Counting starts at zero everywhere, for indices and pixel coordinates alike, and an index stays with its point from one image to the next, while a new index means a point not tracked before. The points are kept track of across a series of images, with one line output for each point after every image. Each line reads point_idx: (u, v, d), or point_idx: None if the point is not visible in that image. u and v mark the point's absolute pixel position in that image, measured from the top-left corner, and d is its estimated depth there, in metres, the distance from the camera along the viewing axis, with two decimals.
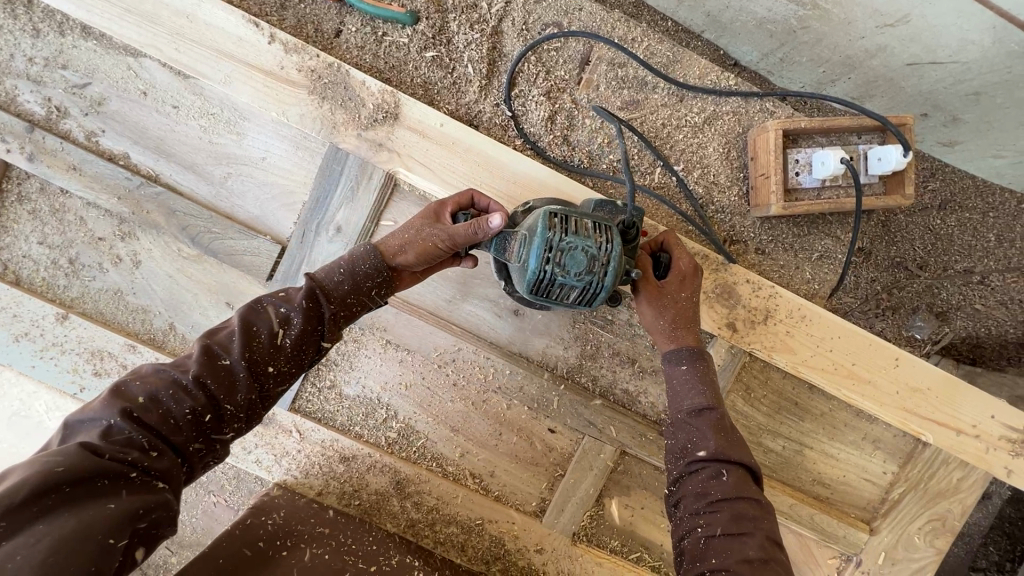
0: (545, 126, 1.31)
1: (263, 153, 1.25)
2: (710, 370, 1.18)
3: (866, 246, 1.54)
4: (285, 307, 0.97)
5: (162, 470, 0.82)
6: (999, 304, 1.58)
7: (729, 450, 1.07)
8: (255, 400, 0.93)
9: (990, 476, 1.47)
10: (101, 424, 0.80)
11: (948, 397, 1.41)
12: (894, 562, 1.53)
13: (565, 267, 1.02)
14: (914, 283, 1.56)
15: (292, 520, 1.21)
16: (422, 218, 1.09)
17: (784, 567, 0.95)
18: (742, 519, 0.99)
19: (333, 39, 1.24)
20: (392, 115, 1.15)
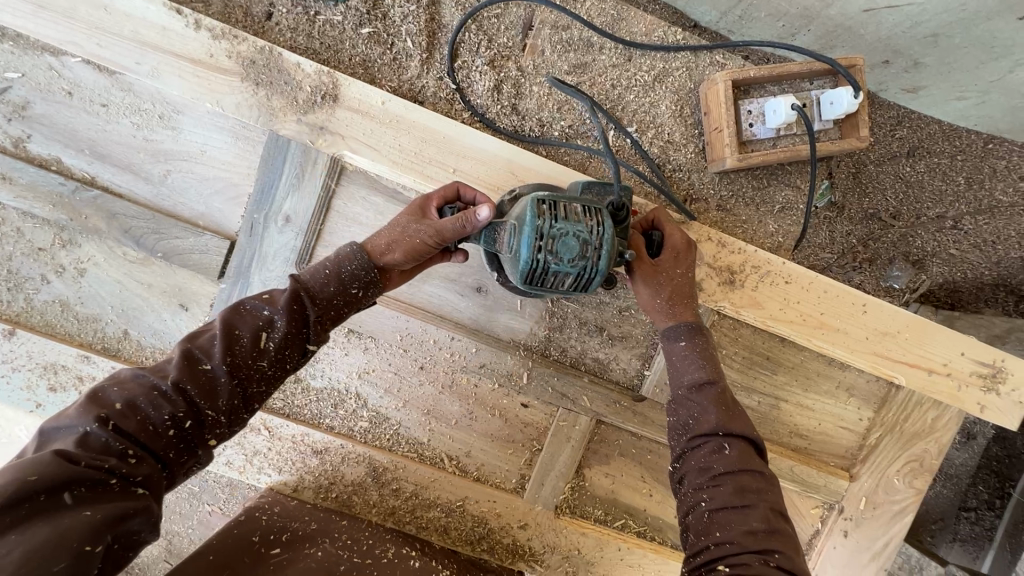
0: (491, 96, 1.35)
1: (201, 146, 1.29)
2: (708, 345, 1.12)
3: (838, 200, 1.70)
4: (268, 309, 0.97)
5: (142, 476, 0.83)
6: (973, 247, 1.73)
7: (731, 423, 1.01)
8: (237, 405, 0.94)
9: (964, 413, 1.47)
10: (77, 432, 0.82)
11: (919, 335, 1.42)
12: (875, 507, 1.51)
13: (558, 254, 0.98)
14: (888, 233, 1.73)
15: (288, 516, 1.25)
16: (407, 215, 1.12)
17: (791, 540, 0.91)
18: (747, 491, 0.94)
19: (265, 22, 1.30)
20: (331, 96, 1.24)
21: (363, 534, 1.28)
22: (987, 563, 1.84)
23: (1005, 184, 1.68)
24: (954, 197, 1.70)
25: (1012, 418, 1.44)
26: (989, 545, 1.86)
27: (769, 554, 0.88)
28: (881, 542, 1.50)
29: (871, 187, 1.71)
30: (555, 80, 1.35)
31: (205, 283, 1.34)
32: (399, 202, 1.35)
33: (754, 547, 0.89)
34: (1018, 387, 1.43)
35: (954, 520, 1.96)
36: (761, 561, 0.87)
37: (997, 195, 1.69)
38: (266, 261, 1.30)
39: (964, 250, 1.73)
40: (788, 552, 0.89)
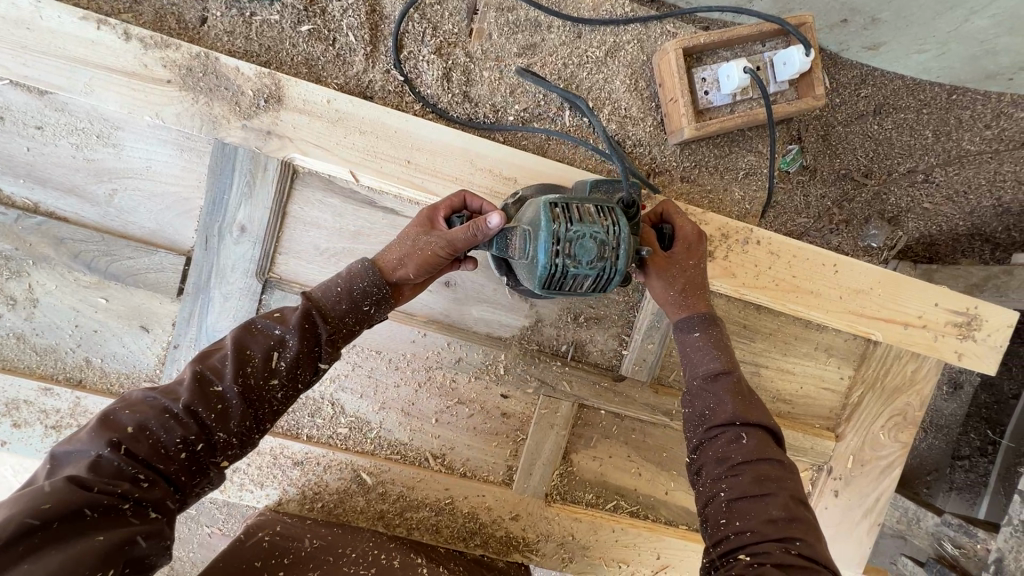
0: (441, 85, 1.32)
1: (145, 161, 1.24)
2: (723, 335, 1.10)
3: (810, 163, 1.70)
4: (280, 329, 0.96)
5: (155, 499, 0.83)
6: (947, 199, 1.75)
7: (749, 413, 0.99)
8: (250, 426, 0.93)
9: (943, 363, 1.47)
10: (89, 456, 0.81)
11: (891, 289, 1.42)
12: (863, 463, 1.52)
13: (576, 258, 0.96)
14: (862, 192, 1.74)
15: (283, 538, 1.20)
16: (417, 227, 1.09)
17: (810, 526, 0.91)
18: (766, 480, 0.93)
19: (199, 28, 1.26)
20: (275, 99, 1.21)
21: (356, 544, 1.25)
22: (982, 508, 1.89)
23: (972, 134, 1.67)
24: (923, 150, 1.70)
25: (989, 364, 1.45)
26: (984, 491, 1.92)
27: (790, 543, 0.87)
28: (871, 497, 1.52)
29: (840, 147, 1.72)
30: (523, 71, 1.33)
31: (165, 302, 1.30)
32: (356, 201, 1.31)
33: (774, 536, 0.88)
34: (991, 332, 1.44)
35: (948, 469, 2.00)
36: (783, 550, 0.86)
37: (966, 144, 1.68)
38: (224, 274, 1.27)
39: (937, 204, 1.76)
40: (808, 539, 0.89)
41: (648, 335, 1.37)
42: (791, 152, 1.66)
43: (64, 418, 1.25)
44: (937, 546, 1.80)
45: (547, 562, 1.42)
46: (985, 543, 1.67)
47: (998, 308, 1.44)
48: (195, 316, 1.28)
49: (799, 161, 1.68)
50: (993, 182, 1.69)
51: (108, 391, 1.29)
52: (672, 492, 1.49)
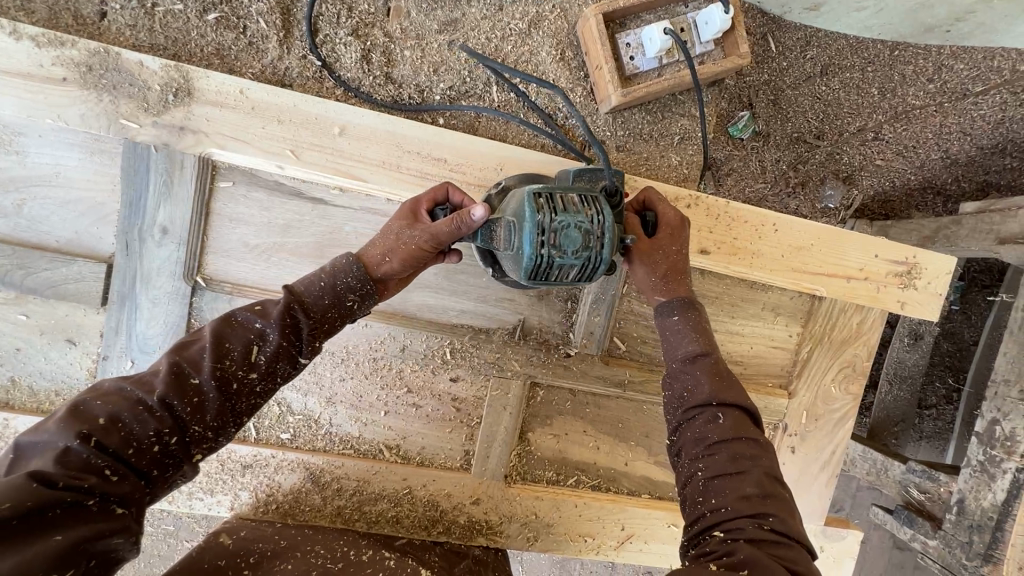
0: (361, 68, 1.28)
1: (53, 165, 1.18)
2: (702, 318, 1.08)
3: (763, 129, 1.75)
4: (260, 322, 0.94)
5: (123, 494, 0.80)
6: (897, 155, 1.81)
7: (726, 392, 0.98)
8: (227, 419, 0.91)
9: (888, 313, 1.50)
10: (58, 447, 0.78)
11: (833, 244, 1.43)
12: (818, 418, 1.54)
13: (561, 247, 0.92)
14: (816, 154, 1.80)
15: (252, 539, 1.18)
16: (398, 220, 1.06)
17: (785, 503, 0.89)
18: (741, 458, 0.92)
19: (100, 23, 1.20)
20: (185, 92, 1.16)
21: (323, 541, 1.24)
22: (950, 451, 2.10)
23: (915, 88, 1.69)
24: (870, 109, 1.74)
25: (931, 310, 1.48)
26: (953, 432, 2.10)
27: (763, 518, 0.87)
28: (828, 450, 1.55)
29: (790, 110, 1.75)
30: (469, 49, 1.30)
31: (90, 313, 1.25)
32: (283, 193, 1.27)
33: (748, 512, 0.87)
34: (932, 280, 1.46)
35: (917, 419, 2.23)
36: (755, 525, 0.86)
37: (910, 100, 1.71)
38: (150, 278, 1.22)
39: (889, 159, 1.82)
40: (782, 515, 0.88)
41: (593, 307, 1.36)
42: (742, 119, 1.69)
43: None
44: (904, 493, 1.84)
45: (513, 543, 1.42)
46: (948, 486, 1.71)
47: (939, 256, 1.46)
48: (122, 325, 1.23)
49: (751, 127, 1.72)
50: (938, 134, 1.75)
51: (38, 409, 1.24)
52: (633, 463, 1.49)
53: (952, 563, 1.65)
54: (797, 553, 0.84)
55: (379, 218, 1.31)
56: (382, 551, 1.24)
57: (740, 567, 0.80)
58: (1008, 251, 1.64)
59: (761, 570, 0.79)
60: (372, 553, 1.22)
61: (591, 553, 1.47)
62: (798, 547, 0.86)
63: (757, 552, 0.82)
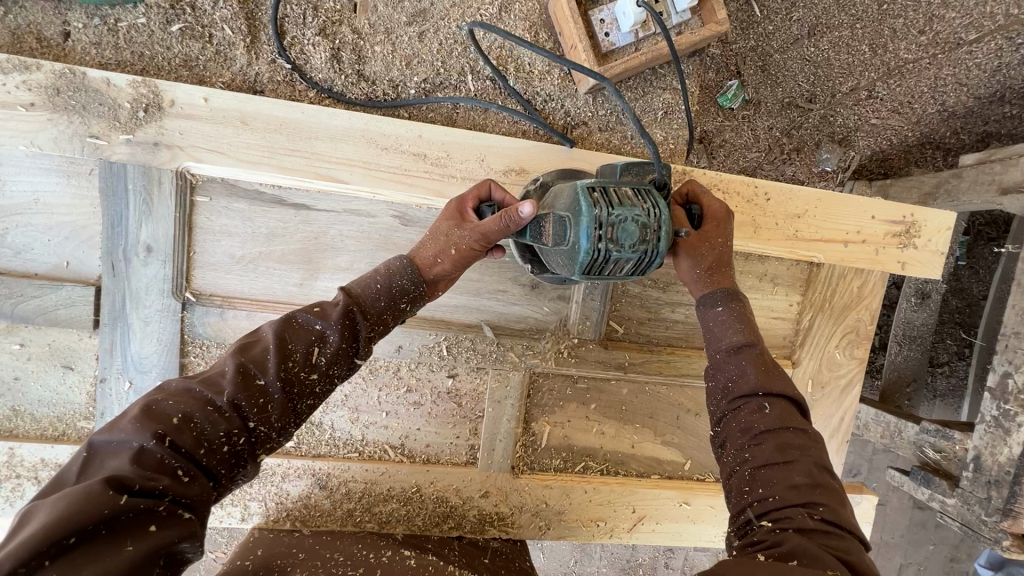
0: (332, 67, 1.26)
1: (31, 192, 1.18)
2: (748, 309, 1.07)
3: (753, 97, 1.74)
4: (321, 323, 0.94)
5: (194, 496, 0.78)
6: (892, 112, 1.76)
7: (772, 383, 0.97)
8: (289, 420, 0.90)
9: (888, 274, 1.48)
10: (132, 448, 0.76)
11: (825, 209, 1.41)
12: (824, 385, 1.52)
13: (618, 241, 0.90)
14: (809, 119, 1.79)
15: (272, 556, 1.17)
16: (447, 219, 1.10)
17: (836, 493, 0.87)
18: (789, 448, 0.90)
19: (64, 43, 1.18)
20: (156, 108, 1.14)
21: (343, 546, 1.25)
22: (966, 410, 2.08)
23: (908, 42, 1.62)
24: (862, 67, 1.68)
25: (933, 267, 1.46)
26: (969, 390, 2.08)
27: (813, 508, 0.85)
28: (836, 418, 1.53)
29: (780, 75, 1.73)
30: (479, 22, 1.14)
31: (83, 336, 1.25)
32: (263, 202, 1.25)
33: (797, 501, 0.85)
34: (931, 236, 1.45)
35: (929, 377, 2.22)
36: (805, 515, 0.84)
37: (903, 54, 1.64)
38: (139, 297, 1.21)
39: (884, 117, 1.78)
40: (833, 504, 0.85)
41: (588, 291, 1.34)
42: (731, 89, 1.69)
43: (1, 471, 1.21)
44: (919, 454, 1.82)
45: (527, 533, 1.43)
46: (963, 443, 1.69)
47: (938, 213, 1.44)
48: (116, 346, 1.22)
49: (741, 95, 1.72)
50: (933, 88, 1.69)
51: (42, 435, 1.25)
52: (639, 445, 1.48)
53: (971, 519, 1.63)
54: (849, 543, 0.81)
55: (364, 219, 1.29)
56: (399, 550, 1.24)
57: (790, 557, 0.78)
58: (1011, 201, 1.61)
59: (812, 560, 0.77)
60: (392, 554, 1.22)
61: (605, 538, 1.47)
62: (850, 537, 0.83)
63: (807, 542, 0.79)
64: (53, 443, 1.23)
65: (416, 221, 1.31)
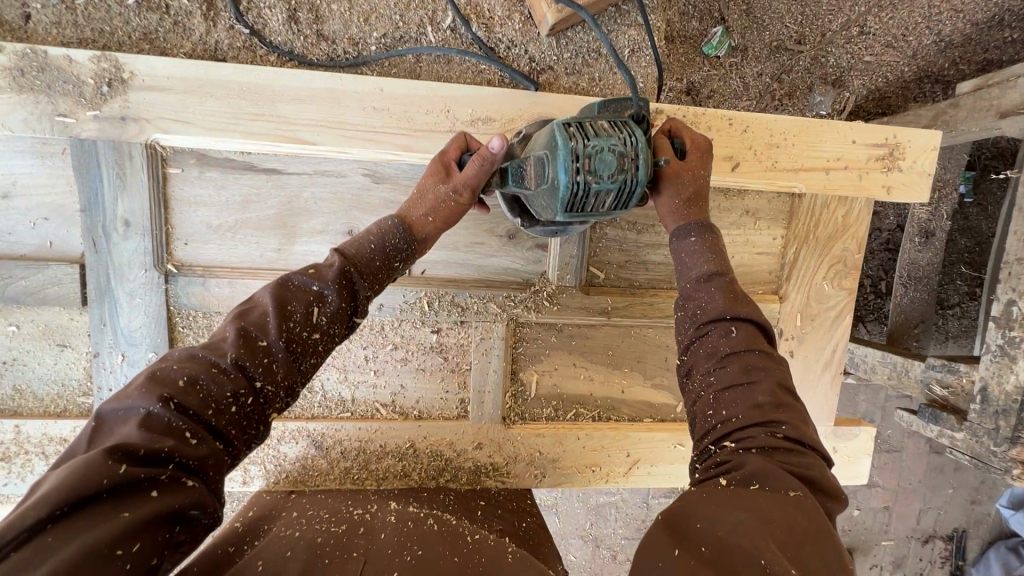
0: (290, 29, 1.26)
1: (8, 176, 1.20)
2: (719, 241, 1.06)
3: (740, 43, 1.69)
4: (318, 284, 0.93)
5: (201, 459, 0.76)
6: (887, 48, 1.72)
7: (739, 306, 0.96)
8: (294, 380, 0.89)
9: (874, 201, 1.46)
10: (139, 413, 0.75)
11: (805, 136, 1.38)
12: (814, 318, 1.51)
13: (597, 172, 0.89)
14: (800, 61, 1.73)
15: (266, 515, 1.20)
16: (433, 176, 1.10)
17: (799, 413, 0.87)
18: (754, 368, 0.89)
19: (25, 25, 1.19)
20: (119, 82, 1.15)
21: (334, 504, 1.26)
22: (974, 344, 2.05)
23: None
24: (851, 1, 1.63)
25: (920, 189, 1.43)
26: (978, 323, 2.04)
27: (776, 426, 0.84)
28: (828, 349, 1.52)
29: (766, 18, 1.67)
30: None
31: (75, 315, 1.28)
32: (234, 168, 1.26)
33: (760, 420, 0.85)
34: (916, 158, 1.42)
35: (941, 320, 2.16)
36: (767, 433, 0.83)
37: None
38: (122, 271, 1.24)
39: (879, 53, 1.73)
40: (796, 422, 0.85)
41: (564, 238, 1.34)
42: (716, 36, 1.64)
43: (9, 448, 1.27)
44: (926, 392, 1.78)
45: (523, 482, 1.45)
46: (970, 375, 1.66)
47: (922, 133, 1.41)
48: (106, 321, 1.26)
49: (727, 42, 1.67)
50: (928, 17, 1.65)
51: (45, 412, 1.30)
52: (629, 390, 1.49)
53: (981, 452, 1.60)
54: (811, 461, 0.82)
55: (334, 180, 1.30)
56: (388, 504, 1.24)
57: (751, 480, 0.78)
58: (1012, 124, 1.58)
59: (771, 481, 0.77)
60: (376, 510, 1.20)
61: (601, 482, 1.49)
62: (812, 455, 0.84)
63: (769, 463, 0.79)
64: (56, 419, 1.28)
65: (387, 178, 1.31)
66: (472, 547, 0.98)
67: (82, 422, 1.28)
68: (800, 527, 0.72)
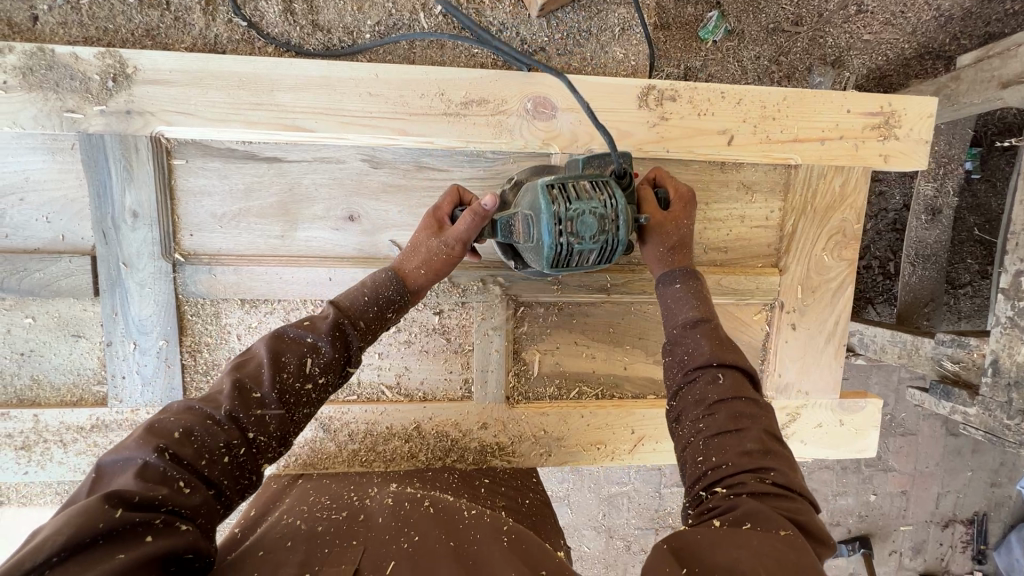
0: (286, 20, 1.29)
1: (21, 172, 1.24)
2: (703, 287, 1.12)
3: (735, 27, 1.68)
4: (312, 336, 0.98)
5: (193, 507, 0.78)
6: (887, 24, 1.70)
7: (725, 354, 1.00)
8: (286, 429, 0.93)
9: (872, 170, 1.46)
10: (135, 463, 0.78)
11: (798, 107, 1.38)
12: (815, 290, 1.50)
13: (579, 234, 0.96)
14: (797, 43, 1.73)
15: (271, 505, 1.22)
16: (425, 231, 1.16)
17: (785, 459, 0.90)
18: (741, 416, 0.93)
19: (33, 27, 1.23)
20: (124, 77, 1.19)
21: (336, 489, 1.26)
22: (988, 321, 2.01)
23: None
24: None
25: (917, 157, 1.43)
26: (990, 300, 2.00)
27: (765, 472, 0.87)
28: (830, 322, 1.52)
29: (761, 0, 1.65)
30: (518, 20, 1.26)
31: (88, 307, 1.32)
32: (237, 158, 1.30)
33: (749, 466, 0.87)
34: (913, 125, 1.42)
35: (953, 299, 2.13)
36: (757, 479, 0.86)
37: None
38: (132, 262, 1.27)
39: (877, 32, 1.72)
40: (783, 468, 0.88)
41: None
42: (712, 21, 1.64)
43: (30, 437, 1.31)
44: (936, 368, 1.70)
45: (528, 461, 1.46)
46: (981, 349, 1.57)
47: (917, 100, 1.41)
48: (118, 311, 1.29)
49: (722, 27, 1.67)
50: None
51: (63, 401, 1.34)
52: (631, 367, 1.50)
53: (995, 426, 1.53)
54: (799, 505, 0.83)
55: (333, 166, 1.32)
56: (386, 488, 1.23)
57: (743, 521, 0.79)
58: (1013, 94, 1.57)
59: (763, 521, 0.78)
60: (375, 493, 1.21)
61: (606, 460, 1.50)
62: (801, 499, 0.85)
63: (759, 504, 0.81)
64: (73, 407, 1.32)
65: (384, 162, 1.34)
66: (468, 523, 1.01)
67: (97, 410, 1.32)
68: (793, 560, 0.72)
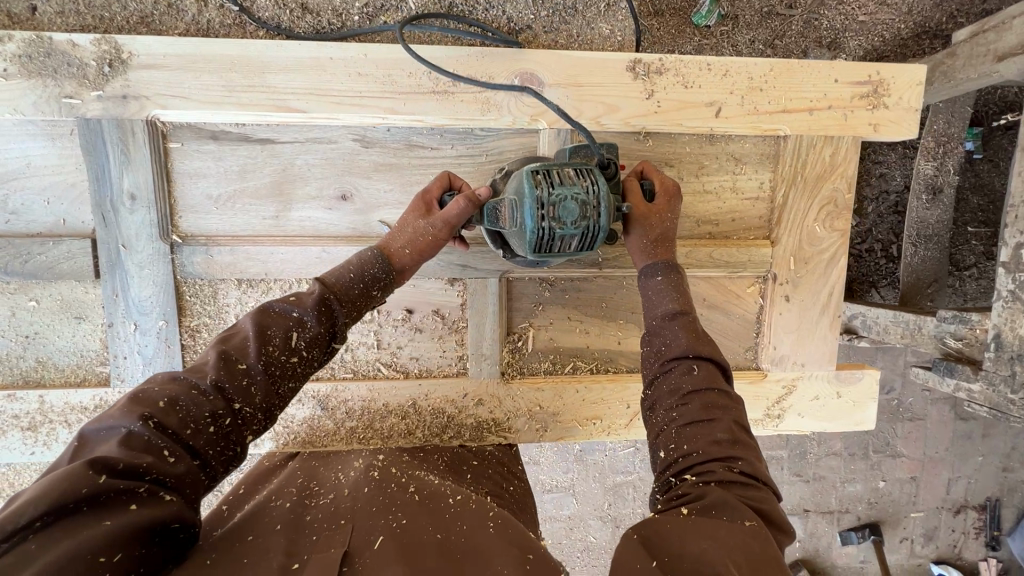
0: (275, 5, 1.31)
1: (23, 158, 1.28)
2: (684, 281, 1.12)
3: (728, 12, 1.69)
4: (297, 310, 0.98)
5: (179, 475, 0.81)
6: (881, 6, 1.72)
7: (701, 346, 1.01)
8: (272, 402, 0.93)
9: (862, 140, 1.46)
10: (121, 432, 0.80)
11: (785, 78, 1.39)
12: (808, 262, 1.50)
13: (560, 219, 0.98)
14: (791, 26, 1.73)
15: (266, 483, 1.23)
16: (413, 212, 1.17)
17: (753, 449, 0.91)
18: (713, 406, 0.94)
19: (32, 16, 1.27)
20: (119, 63, 1.22)
21: (330, 467, 1.27)
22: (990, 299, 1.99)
23: None
24: None
25: (906, 125, 1.43)
26: None
27: (732, 462, 0.88)
28: (824, 293, 1.52)
29: None
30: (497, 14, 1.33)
31: (89, 289, 1.35)
32: (231, 140, 1.32)
33: (717, 455, 0.88)
34: (901, 93, 1.42)
35: (957, 281, 2.09)
36: (726, 468, 0.87)
37: None
38: (131, 244, 1.30)
39: (871, 12, 1.73)
40: (750, 458, 0.89)
41: None
42: (705, 5, 1.60)
43: (35, 418, 1.34)
44: (939, 346, 1.67)
45: (524, 436, 1.47)
46: (983, 325, 1.56)
47: (905, 68, 1.41)
48: (118, 293, 1.32)
49: (716, 11, 1.63)
50: None
51: (67, 382, 1.37)
52: (625, 341, 1.50)
53: (999, 403, 1.52)
54: (765, 494, 0.85)
55: (325, 146, 1.35)
56: (375, 465, 1.23)
57: (710, 509, 0.81)
58: (1009, 67, 1.55)
59: (729, 511, 0.80)
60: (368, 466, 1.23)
61: (602, 435, 1.51)
62: (765, 488, 0.87)
63: (726, 493, 0.83)
64: (76, 388, 1.35)
65: (375, 141, 1.36)
66: (455, 512, 0.99)
67: (99, 391, 1.35)
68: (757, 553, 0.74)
